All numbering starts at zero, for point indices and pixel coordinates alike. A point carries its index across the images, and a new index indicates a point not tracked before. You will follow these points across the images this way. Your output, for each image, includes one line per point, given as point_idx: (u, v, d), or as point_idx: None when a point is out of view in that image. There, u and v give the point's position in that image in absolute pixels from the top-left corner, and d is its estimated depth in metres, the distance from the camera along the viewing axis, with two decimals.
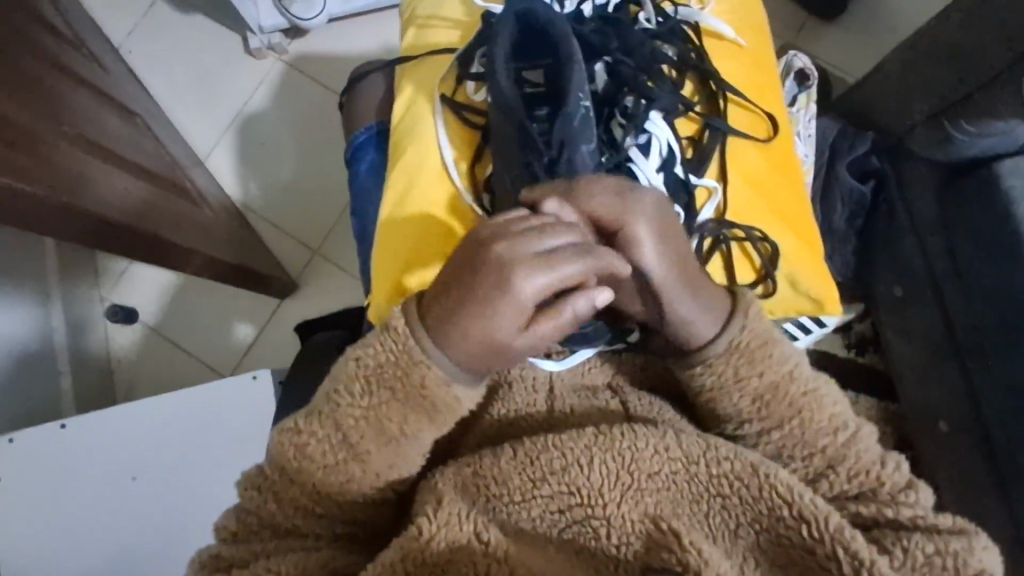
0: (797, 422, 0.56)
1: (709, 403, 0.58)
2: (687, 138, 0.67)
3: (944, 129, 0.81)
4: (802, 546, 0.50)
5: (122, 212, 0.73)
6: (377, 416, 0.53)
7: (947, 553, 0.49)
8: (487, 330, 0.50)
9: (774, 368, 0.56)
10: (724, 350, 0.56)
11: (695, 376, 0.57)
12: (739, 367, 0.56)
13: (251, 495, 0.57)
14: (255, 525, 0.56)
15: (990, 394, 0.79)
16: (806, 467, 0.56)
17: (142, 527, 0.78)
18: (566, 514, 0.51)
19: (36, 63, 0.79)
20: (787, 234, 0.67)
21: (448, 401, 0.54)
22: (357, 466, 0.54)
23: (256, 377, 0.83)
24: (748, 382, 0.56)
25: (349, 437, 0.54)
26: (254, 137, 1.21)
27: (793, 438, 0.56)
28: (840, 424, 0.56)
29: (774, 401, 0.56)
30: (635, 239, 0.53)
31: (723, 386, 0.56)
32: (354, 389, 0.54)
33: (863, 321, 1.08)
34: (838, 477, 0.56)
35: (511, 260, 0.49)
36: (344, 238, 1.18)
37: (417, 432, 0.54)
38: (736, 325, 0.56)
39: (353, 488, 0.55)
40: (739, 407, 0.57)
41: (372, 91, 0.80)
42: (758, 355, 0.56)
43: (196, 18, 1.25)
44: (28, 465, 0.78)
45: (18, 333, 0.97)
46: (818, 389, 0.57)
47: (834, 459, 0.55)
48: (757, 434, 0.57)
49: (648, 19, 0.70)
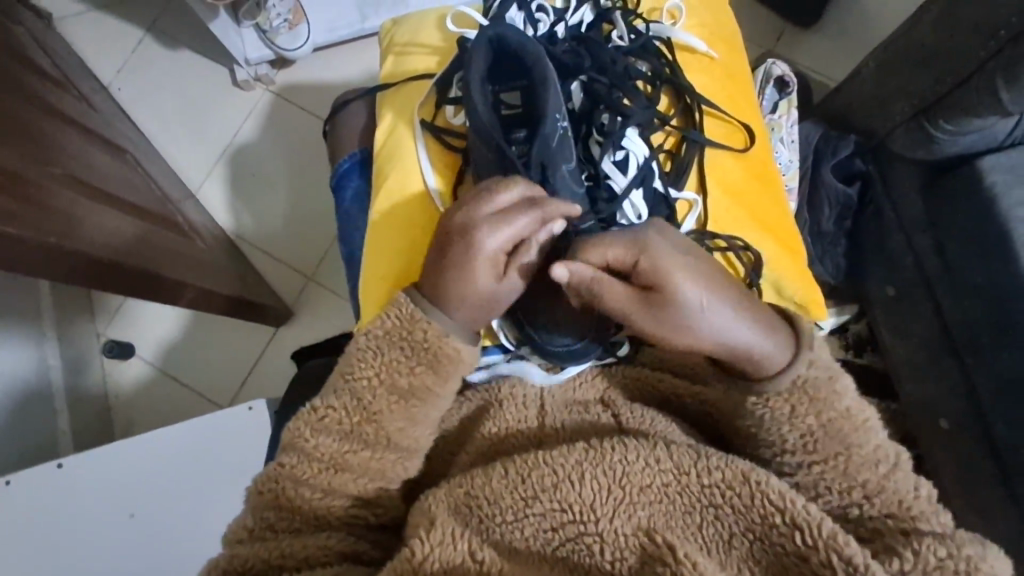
0: (844, 458, 0.55)
1: (752, 428, 0.58)
2: (665, 152, 0.68)
3: (924, 130, 0.81)
4: (796, 554, 0.49)
5: (111, 249, 0.73)
6: (388, 375, 0.58)
7: (961, 558, 0.47)
8: (469, 283, 0.57)
9: (832, 405, 0.56)
10: (787, 387, 0.56)
11: (751, 408, 0.57)
12: (796, 404, 0.56)
13: (248, 524, 0.57)
14: (272, 518, 0.56)
15: (989, 389, 0.79)
16: (838, 498, 0.55)
17: (141, 562, 0.77)
18: (560, 532, 0.51)
19: (23, 107, 0.80)
20: (769, 241, 0.68)
21: (451, 353, 0.59)
22: (370, 427, 0.58)
23: (253, 408, 0.83)
24: (804, 418, 0.56)
25: (362, 398, 0.58)
26: (244, 167, 1.23)
27: (836, 473, 0.55)
28: (885, 456, 0.55)
29: (825, 438, 0.55)
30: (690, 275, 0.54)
31: (774, 419, 0.56)
32: (364, 355, 0.59)
33: (860, 322, 1.08)
34: (872, 508, 0.53)
35: (469, 223, 0.57)
36: (337, 263, 1.18)
37: (425, 389, 0.59)
38: (800, 362, 0.56)
39: (368, 460, 0.57)
40: (784, 438, 0.56)
41: (355, 119, 0.81)
42: (821, 394, 0.56)
43: (183, 53, 1.27)
44: (24, 507, 0.78)
45: (15, 373, 0.97)
46: (868, 420, 0.57)
47: (872, 491, 0.53)
48: (798, 465, 0.56)
49: (622, 37, 0.71)
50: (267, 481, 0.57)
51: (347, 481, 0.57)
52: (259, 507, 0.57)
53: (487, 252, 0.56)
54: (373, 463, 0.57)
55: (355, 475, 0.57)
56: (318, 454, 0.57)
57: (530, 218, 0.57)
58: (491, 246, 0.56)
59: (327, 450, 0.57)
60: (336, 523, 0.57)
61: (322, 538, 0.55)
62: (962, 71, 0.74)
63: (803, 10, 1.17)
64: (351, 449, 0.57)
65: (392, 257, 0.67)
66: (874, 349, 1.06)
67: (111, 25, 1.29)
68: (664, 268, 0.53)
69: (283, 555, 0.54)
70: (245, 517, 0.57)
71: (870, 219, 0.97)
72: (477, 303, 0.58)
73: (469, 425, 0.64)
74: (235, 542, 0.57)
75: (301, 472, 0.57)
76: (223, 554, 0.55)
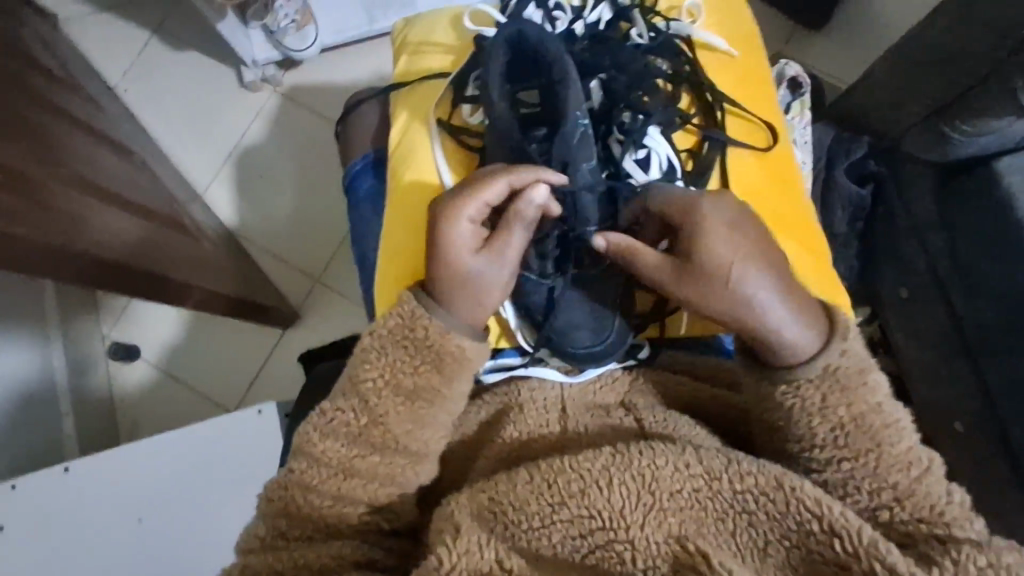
0: (875, 455, 0.53)
1: (779, 422, 0.56)
2: (686, 150, 0.67)
3: (940, 130, 0.80)
4: (834, 561, 0.48)
5: (119, 250, 0.72)
6: (393, 375, 0.57)
7: (1000, 567, 0.46)
8: (459, 258, 0.56)
9: (864, 399, 0.55)
10: (818, 374, 0.55)
11: (782, 396, 0.55)
12: (827, 394, 0.54)
13: (260, 533, 0.56)
14: (284, 527, 0.55)
15: (1006, 393, 0.77)
16: (871, 500, 0.53)
17: (148, 568, 0.76)
18: (588, 539, 0.50)
19: (29, 107, 0.79)
20: (792, 241, 0.67)
21: (454, 351, 0.57)
22: (377, 431, 0.56)
23: (261, 411, 0.82)
24: (835, 409, 0.54)
25: (368, 400, 0.57)
26: (251, 168, 1.22)
27: (865, 471, 0.54)
28: (915, 459, 0.54)
29: (856, 432, 0.54)
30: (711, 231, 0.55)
31: (806, 410, 0.55)
32: (369, 356, 0.58)
33: (871, 324, 1.07)
34: (902, 511, 0.52)
35: (443, 201, 0.58)
36: (345, 265, 1.17)
37: (430, 390, 0.57)
38: (834, 348, 0.55)
39: (377, 465, 0.56)
40: (815, 433, 0.55)
41: (367, 118, 0.80)
42: (851, 384, 0.54)
43: (189, 54, 1.26)
44: (28, 512, 0.77)
45: (19, 376, 0.96)
46: (900, 421, 0.55)
47: (903, 493, 0.52)
48: (828, 461, 0.55)
49: (641, 35, 0.70)
50: (276, 489, 0.57)
51: (357, 487, 0.56)
52: (270, 515, 0.56)
53: (465, 220, 0.57)
54: (383, 468, 0.56)
55: (365, 481, 0.56)
56: (326, 460, 0.56)
57: (500, 188, 0.57)
58: (469, 214, 0.57)
59: (336, 455, 0.56)
60: (349, 531, 0.56)
61: (335, 547, 0.54)
62: (979, 70, 0.73)
63: (815, 11, 1.17)
64: (360, 453, 0.56)
65: (408, 257, 0.66)
66: (886, 351, 1.05)
67: (118, 26, 1.28)
68: (705, 228, 0.55)
69: (296, 565, 0.53)
70: (256, 525, 0.56)
71: (883, 220, 0.96)
72: (474, 281, 0.57)
73: (489, 430, 0.63)
74: (246, 551, 0.56)
75: (311, 479, 0.56)
76: (235, 564, 0.54)
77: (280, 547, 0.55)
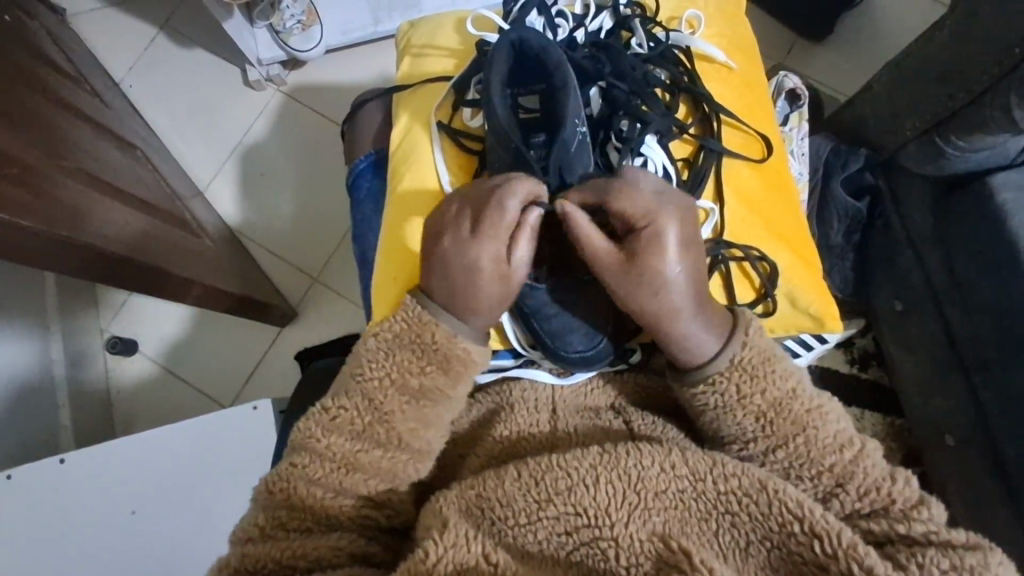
0: (801, 439, 0.56)
1: (711, 424, 0.59)
2: (682, 159, 0.68)
3: (935, 145, 0.81)
4: (815, 563, 0.49)
5: (122, 244, 0.73)
6: (399, 375, 0.58)
7: (964, 569, 0.47)
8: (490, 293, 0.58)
9: (776, 386, 0.57)
10: (726, 366, 0.57)
11: (698, 395, 0.58)
12: (741, 384, 0.57)
13: (258, 520, 0.56)
14: (285, 518, 0.56)
15: (997, 407, 0.78)
16: (815, 486, 0.56)
17: (143, 559, 0.77)
18: (574, 536, 0.50)
19: (36, 100, 0.80)
20: (784, 252, 0.67)
21: (461, 354, 0.58)
22: (382, 428, 0.57)
23: (257, 406, 0.82)
24: (750, 399, 0.56)
25: (373, 398, 0.58)
26: (254, 166, 1.23)
27: (798, 456, 0.56)
28: (845, 441, 0.55)
29: (778, 420, 0.56)
30: (662, 238, 0.57)
31: (726, 406, 0.57)
32: (375, 356, 0.59)
33: (865, 336, 1.08)
34: (848, 496, 0.54)
35: (461, 241, 0.58)
36: (343, 264, 1.18)
37: (435, 390, 0.58)
38: (735, 344, 0.58)
39: (379, 460, 0.57)
40: (742, 428, 0.57)
41: (371, 119, 0.81)
42: (760, 372, 0.57)
43: (195, 51, 1.28)
44: (26, 501, 0.77)
45: (17, 367, 0.97)
46: (823, 405, 0.57)
47: (843, 477, 0.55)
48: (763, 453, 0.57)
49: (641, 44, 0.72)
50: (278, 481, 0.57)
51: (358, 481, 0.56)
52: (270, 506, 0.56)
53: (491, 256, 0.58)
54: (385, 463, 0.57)
55: (367, 476, 0.57)
56: (330, 453, 0.56)
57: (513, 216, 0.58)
58: (491, 249, 0.57)
59: (339, 450, 0.57)
60: (347, 524, 0.56)
61: (333, 539, 0.55)
62: (976, 87, 0.74)
63: (817, 22, 1.18)
64: (363, 448, 0.57)
65: (405, 260, 0.67)
66: (880, 364, 1.06)
67: (125, 23, 1.29)
68: (665, 235, 0.57)
69: (295, 555, 0.54)
70: (256, 514, 0.56)
71: (880, 231, 0.97)
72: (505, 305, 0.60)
73: (478, 429, 0.65)
74: (244, 540, 0.56)
75: (313, 472, 0.56)
76: (234, 553, 0.54)
77: (280, 536, 0.55)
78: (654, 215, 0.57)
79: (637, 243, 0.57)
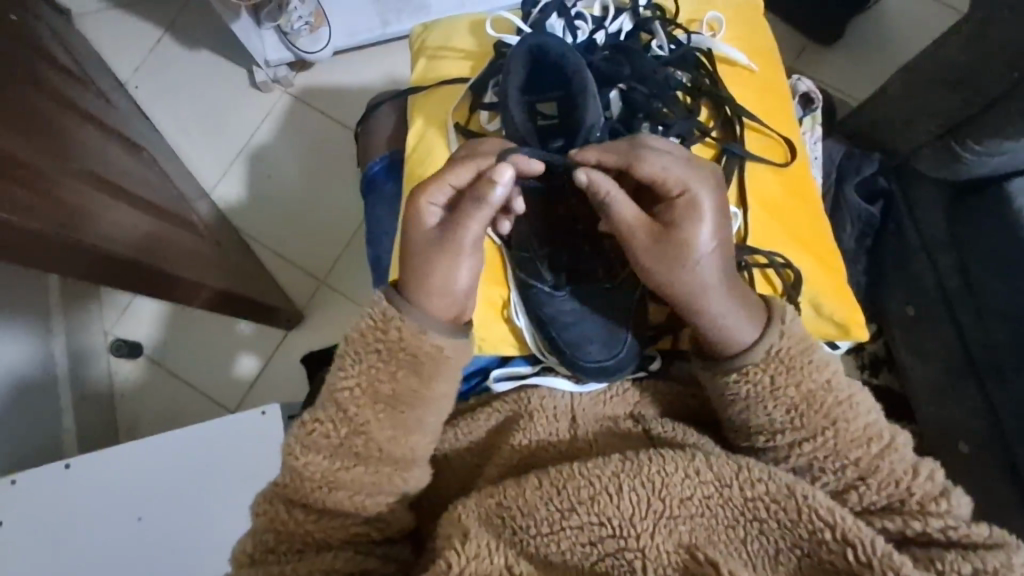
0: (831, 433, 0.54)
1: (740, 415, 0.57)
2: (704, 163, 0.67)
3: (951, 150, 0.80)
4: (847, 571, 0.48)
5: (129, 246, 0.72)
6: (370, 384, 0.56)
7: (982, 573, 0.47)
8: (422, 241, 0.58)
9: (812, 378, 0.55)
10: (762, 357, 0.56)
11: (730, 386, 0.56)
12: (775, 375, 0.55)
13: (256, 548, 0.55)
14: (272, 542, 0.55)
15: (1011, 414, 0.77)
16: (837, 479, 0.54)
17: (146, 566, 0.76)
18: (598, 547, 0.49)
19: (44, 101, 0.79)
20: (807, 259, 0.67)
21: (431, 352, 0.57)
22: (360, 440, 0.56)
23: (264, 412, 0.81)
24: (785, 392, 0.55)
25: (348, 410, 0.56)
26: (262, 168, 1.22)
27: (825, 449, 0.54)
28: (875, 434, 0.54)
29: (809, 412, 0.55)
30: (696, 207, 0.55)
31: (758, 397, 0.55)
32: (345, 363, 0.57)
33: (876, 341, 1.06)
34: (869, 489, 0.54)
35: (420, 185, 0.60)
36: (351, 266, 1.17)
37: (410, 393, 0.57)
38: (773, 333, 0.56)
39: (362, 475, 0.55)
40: (773, 417, 0.55)
41: (384, 122, 0.80)
42: (797, 363, 0.55)
43: (201, 52, 1.27)
44: (28, 506, 0.76)
45: (21, 369, 0.96)
46: (853, 396, 0.56)
47: (866, 471, 0.53)
48: (789, 446, 0.55)
49: (662, 47, 0.71)
50: (262, 503, 0.56)
51: (341, 499, 0.55)
52: (257, 530, 0.56)
53: (432, 204, 0.58)
54: (368, 477, 0.55)
55: (352, 493, 0.55)
56: (309, 473, 0.55)
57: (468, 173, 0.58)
58: (436, 196, 0.58)
59: (318, 469, 0.55)
60: (340, 542, 0.55)
61: (327, 560, 0.53)
62: (991, 92, 0.73)
63: (827, 27, 1.17)
64: (343, 465, 0.55)
65: None
66: (891, 369, 1.05)
67: (131, 23, 1.28)
68: (699, 206, 0.55)
69: None
70: (245, 541, 0.55)
71: (892, 236, 0.96)
72: (437, 271, 0.57)
73: (497, 436, 0.63)
74: (236, 568, 0.55)
75: (294, 491, 0.55)
76: None
77: (272, 560, 0.54)
78: (687, 182, 0.56)
79: (671, 216, 0.56)
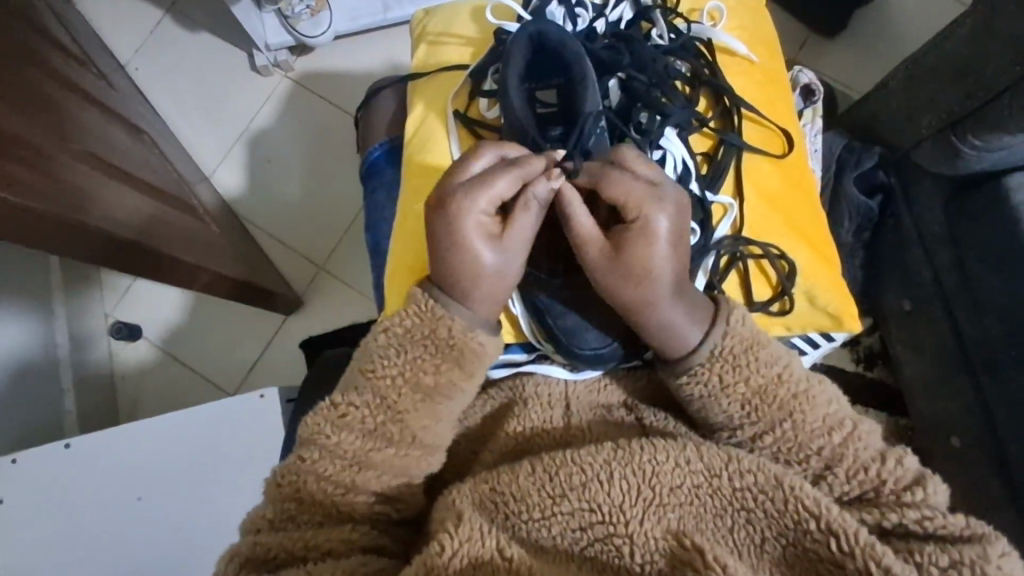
0: (789, 424, 0.56)
1: (698, 411, 0.58)
2: (701, 153, 0.68)
3: (952, 145, 0.80)
4: (831, 560, 0.48)
5: (129, 229, 0.72)
6: (412, 374, 0.57)
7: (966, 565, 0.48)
8: (472, 249, 0.57)
9: (759, 372, 0.57)
10: (707, 357, 0.57)
11: (683, 387, 0.58)
12: (722, 373, 0.57)
13: (282, 509, 0.56)
14: (294, 511, 0.55)
15: (1003, 409, 0.78)
16: (804, 469, 0.56)
17: (147, 545, 0.77)
18: (588, 532, 0.50)
19: (44, 81, 0.79)
20: (802, 249, 0.67)
21: (475, 348, 0.58)
22: (395, 426, 0.56)
23: (264, 395, 0.82)
24: (734, 389, 0.56)
25: (386, 398, 0.57)
26: (262, 153, 1.22)
27: (786, 439, 0.56)
28: (834, 424, 0.56)
29: (764, 404, 0.56)
30: (651, 232, 0.56)
31: (710, 396, 0.57)
32: (386, 352, 0.58)
33: (871, 335, 1.07)
34: (837, 478, 0.54)
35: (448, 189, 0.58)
36: (350, 253, 1.17)
37: (451, 386, 0.58)
38: (716, 333, 0.58)
39: (392, 457, 0.56)
40: (730, 413, 0.57)
41: (385, 108, 0.80)
42: (743, 361, 0.57)
43: (201, 34, 1.26)
44: (29, 486, 0.77)
45: (20, 351, 0.97)
46: (810, 390, 0.57)
47: (831, 459, 0.55)
48: (750, 440, 0.57)
49: (662, 35, 0.71)
50: (286, 475, 0.56)
51: (369, 479, 0.55)
52: (277, 500, 0.56)
53: (476, 211, 0.57)
54: (398, 459, 0.56)
55: (378, 473, 0.56)
56: (341, 451, 0.56)
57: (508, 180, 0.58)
58: (482, 203, 0.57)
59: (350, 447, 0.56)
60: (360, 517, 0.56)
61: (346, 532, 0.54)
62: (993, 87, 0.73)
63: (830, 19, 1.16)
64: (376, 446, 0.56)
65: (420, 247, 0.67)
66: (885, 363, 1.06)
67: (131, 4, 1.28)
68: (655, 229, 0.56)
69: (308, 547, 0.53)
70: (263, 508, 0.56)
71: (891, 230, 0.97)
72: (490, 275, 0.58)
73: (493, 423, 0.64)
74: (253, 531, 0.55)
75: (324, 468, 0.55)
76: (245, 542, 0.54)
77: (291, 527, 0.55)
78: (642, 205, 0.57)
79: (626, 236, 0.57)
